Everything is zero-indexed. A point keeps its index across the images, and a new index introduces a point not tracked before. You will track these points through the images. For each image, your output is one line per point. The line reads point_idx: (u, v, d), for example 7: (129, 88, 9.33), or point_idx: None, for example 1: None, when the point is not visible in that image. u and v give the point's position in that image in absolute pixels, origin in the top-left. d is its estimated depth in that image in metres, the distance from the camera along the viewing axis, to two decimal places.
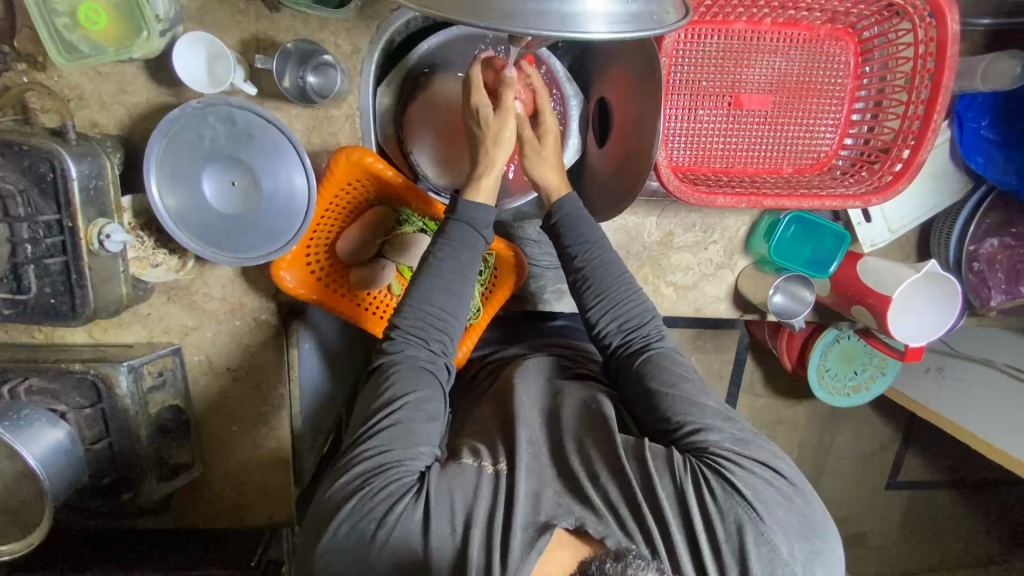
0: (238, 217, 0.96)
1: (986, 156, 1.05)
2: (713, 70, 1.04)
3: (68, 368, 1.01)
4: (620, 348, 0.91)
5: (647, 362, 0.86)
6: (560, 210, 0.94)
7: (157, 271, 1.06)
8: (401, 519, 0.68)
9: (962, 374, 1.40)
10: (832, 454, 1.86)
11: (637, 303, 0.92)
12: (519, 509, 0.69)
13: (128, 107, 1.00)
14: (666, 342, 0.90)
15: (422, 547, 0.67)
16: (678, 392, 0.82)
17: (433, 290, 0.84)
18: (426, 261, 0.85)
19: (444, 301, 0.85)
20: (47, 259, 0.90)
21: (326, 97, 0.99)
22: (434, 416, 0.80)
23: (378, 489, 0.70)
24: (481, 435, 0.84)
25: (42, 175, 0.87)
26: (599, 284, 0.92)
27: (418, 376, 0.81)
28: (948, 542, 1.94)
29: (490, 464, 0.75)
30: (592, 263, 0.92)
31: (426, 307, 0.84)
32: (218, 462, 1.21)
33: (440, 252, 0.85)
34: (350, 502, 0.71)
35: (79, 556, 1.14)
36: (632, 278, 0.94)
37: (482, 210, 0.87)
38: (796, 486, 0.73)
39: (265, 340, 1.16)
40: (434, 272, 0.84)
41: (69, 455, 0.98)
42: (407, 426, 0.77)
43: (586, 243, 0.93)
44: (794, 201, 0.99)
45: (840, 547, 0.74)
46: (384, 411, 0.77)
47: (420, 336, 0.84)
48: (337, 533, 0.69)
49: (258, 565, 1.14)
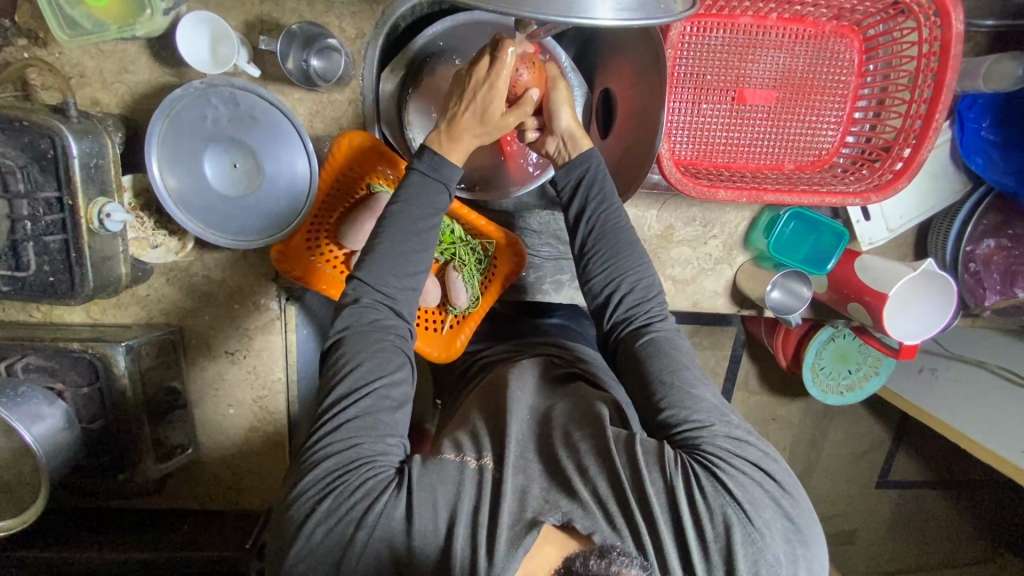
0: (240, 199, 0.96)
1: (985, 157, 1.05)
2: (717, 64, 1.04)
3: (66, 347, 1.01)
4: (621, 325, 0.89)
5: (648, 343, 0.85)
6: (585, 164, 0.93)
7: (157, 252, 1.05)
8: (382, 516, 0.67)
9: (954, 375, 1.42)
10: (823, 451, 1.88)
11: (641, 276, 0.90)
12: (505, 506, 0.69)
13: (130, 86, 0.99)
14: (667, 323, 0.88)
15: (404, 543, 0.67)
16: (676, 379, 0.80)
17: (404, 240, 0.84)
18: (389, 211, 0.84)
19: (416, 257, 0.84)
20: (46, 237, 0.90)
21: (330, 81, 1.00)
22: (400, 402, 0.78)
23: (354, 486, 0.69)
24: (466, 428, 0.84)
25: (43, 152, 0.87)
26: (610, 252, 0.91)
27: (378, 349, 0.78)
28: (936, 541, 1.96)
29: (473, 459, 0.76)
30: (604, 226, 0.92)
31: (394, 265, 0.83)
32: (214, 445, 1.22)
33: (405, 198, 0.85)
34: (324, 502, 0.69)
35: (71, 534, 1.15)
36: (642, 249, 0.92)
37: (451, 168, 0.87)
38: (786, 491, 0.72)
39: (264, 326, 1.16)
40: (409, 226, 0.84)
41: (65, 431, 0.98)
42: (374, 415, 0.75)
43: (608, 202, 0.92)
44: (795, 197, 0.99)
45: (825, 549, 0.74)
46: (351, 398, 0.75)
47: (384, 296, 0.82)
48: (312, 536, 0.68)
49: (254, 544, 1.16)
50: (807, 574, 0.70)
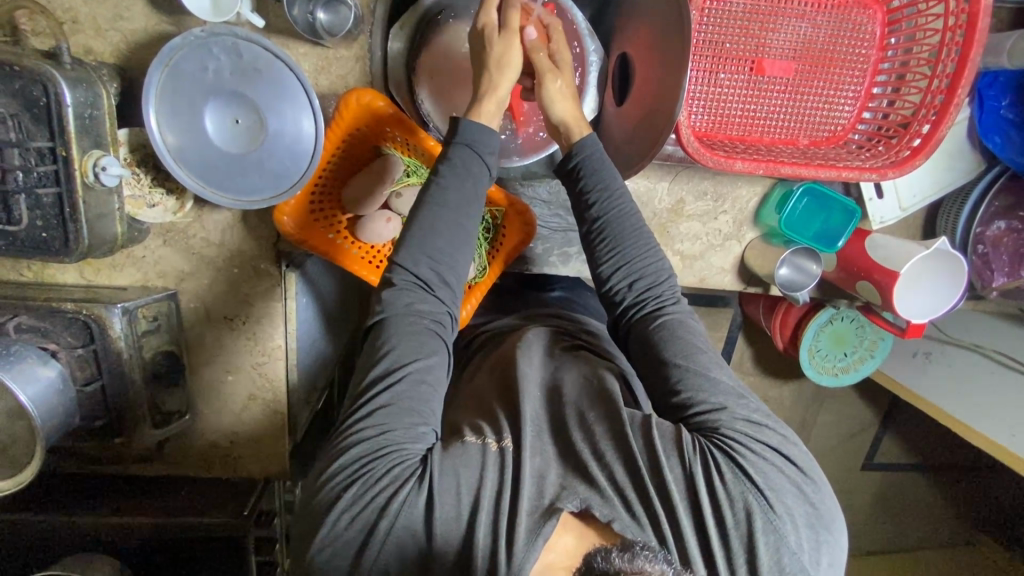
0: (241, 157, 0.92)
1: (1004, 136, 1.04)
2: (738, 32, 1.01)
3: (59, 308, 0.98)
4: (633, 309, 0.87)
5: (661, 327, 0.83)
6: (581, 152, 0.90)
7: (153, 211, 1.02)
8: (405, 507, 0.66)
9: (949, 358, 1.44)
10: (814, 432, 1.91)
11: (652, 259, 0.88)
12: (524, 492, 0.68)
13: (126, 34, 0.95)
14: (681, 306, 0.87)
15: (426, 533, 0.66)
16: (690, 363, 0.79)
17: (437, 219, 0.81)
18: (427, 187, 0.82)
19: (449, 234, 0.81)
20: (39, 190, 0.86)
21: (336, 35, 0.96)
22: (435, 387, 0.76)
23: (380, 474, 0.68)
24: (480, 410, 0.83)
25: (35, 100, 0.82)
26: (617, 235, 0.88)
27: (411, 333, 0.77)
28: (917, 522, 2.01)
29: (494, 441, 0.73)
30: (610, 213, 0.89)
31: (426, 239, 0.80)
32: (212, 414, 1.19)
33: (443, 175, 0.82)
34: (349, 491, 0.68)
35: (65, 500, 1.13)
36: (651, 233, 0.90)
37: (486, 136, 0.85)
38: (807, 475, 0.72)
39: (263, 287, 1.12)
40: (439, 202, 0.81)
41: (60, 394, 0.96)
42: (407, 401, 0.73)
43: (607, 189, 0.89)
44: (812, 170, 0.97)
45: (845, 535, 0.74)
46: (384, 382, 0.74)
47: (421, 279, 0.80)
48: (335, 527, 0.66)
49: (251, 514, 1.16)
50: (828, 560, 0.70)
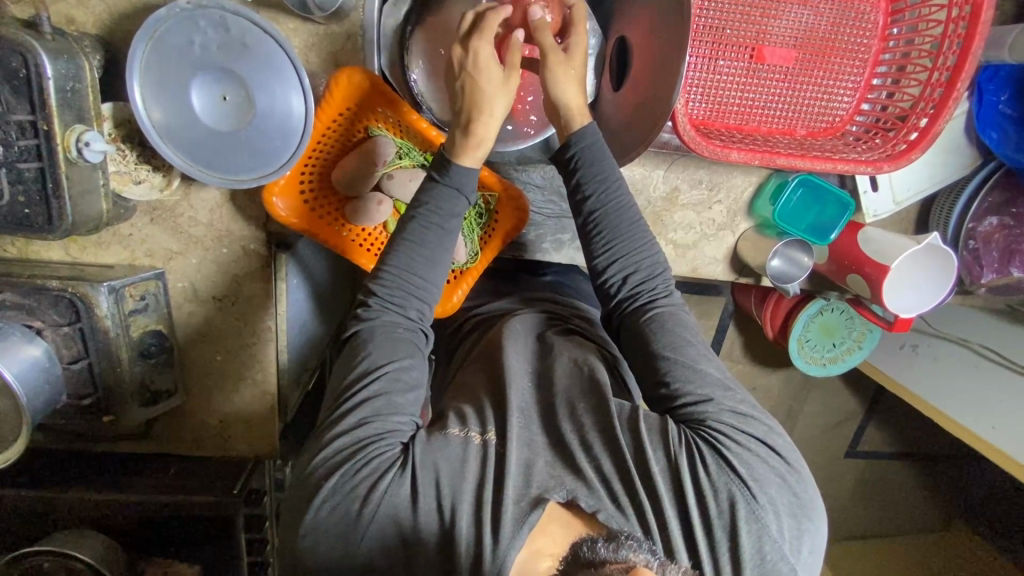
0: (230, 134, 0.90)
1: (1000, 132, 1.04)
2: (739, 17, 0.99)
3: (44, 285, 0.97)
4: (626, 301, 0.87)
5: (652, 320, 0.84)
6: (580, 142, 0.88)
7: (139, 188, 1.00)
8: (388, 494, 0.67)
9: (935, 351, 1.45)
10: (800, 420, 1.94)
11: (647, 253, 0.88)
12: (510, 482, 0.68)
13: (109, 4, 0.92)
14: (673, 298, 0.87)
15: (409, 518, 0.66)
16: (680, 355, 0.80)
17: (411, 253, 0.81)
18: (405, 224, 0.81)
19: (425, 262, 0.81)
20: (20, 164, 0.83)
21: (327, 11, 0.91)
22: (413, 384, 0.77)
23: (358, 468, 0.68)
24: (469, 400, 0.83)
25: (14, 71, 0.80)
26: (611, 229, 0.87)
27: (389, 340, 0.77)
28: (896, 509, 2.06)
29: (477, 434, 0.74)
30: (607, 205, 0.88)
31: (403, 274, 0.80)
32: (200, 394, 1.19)
33: (424, 215, 0.81)
34: (329, 481, 0.68)
35: (52, 478, 1.14)
36: (646, 226, 0.89)
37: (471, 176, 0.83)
38: (790, 465, 0.73)
39: (253, 270, 1.11)
40: (415, 239, 0.81)
41: (47, 373, 0.96)
42: (385, 397, 0.73)
43: (606, 181, 0.88)
44: (806, 162, 0.97)
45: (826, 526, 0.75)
46: (362, 381, 0.74)
47: (396, 305, 0.80)
48: (321, 513, 0.67)
49: (242, 493, 1.16)
50: (809, 548, 0.71)
